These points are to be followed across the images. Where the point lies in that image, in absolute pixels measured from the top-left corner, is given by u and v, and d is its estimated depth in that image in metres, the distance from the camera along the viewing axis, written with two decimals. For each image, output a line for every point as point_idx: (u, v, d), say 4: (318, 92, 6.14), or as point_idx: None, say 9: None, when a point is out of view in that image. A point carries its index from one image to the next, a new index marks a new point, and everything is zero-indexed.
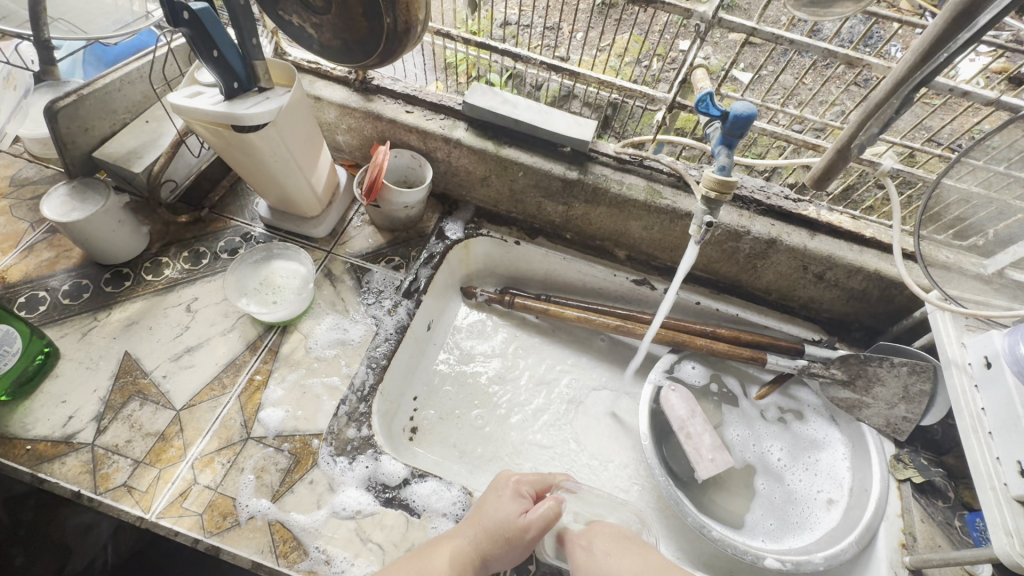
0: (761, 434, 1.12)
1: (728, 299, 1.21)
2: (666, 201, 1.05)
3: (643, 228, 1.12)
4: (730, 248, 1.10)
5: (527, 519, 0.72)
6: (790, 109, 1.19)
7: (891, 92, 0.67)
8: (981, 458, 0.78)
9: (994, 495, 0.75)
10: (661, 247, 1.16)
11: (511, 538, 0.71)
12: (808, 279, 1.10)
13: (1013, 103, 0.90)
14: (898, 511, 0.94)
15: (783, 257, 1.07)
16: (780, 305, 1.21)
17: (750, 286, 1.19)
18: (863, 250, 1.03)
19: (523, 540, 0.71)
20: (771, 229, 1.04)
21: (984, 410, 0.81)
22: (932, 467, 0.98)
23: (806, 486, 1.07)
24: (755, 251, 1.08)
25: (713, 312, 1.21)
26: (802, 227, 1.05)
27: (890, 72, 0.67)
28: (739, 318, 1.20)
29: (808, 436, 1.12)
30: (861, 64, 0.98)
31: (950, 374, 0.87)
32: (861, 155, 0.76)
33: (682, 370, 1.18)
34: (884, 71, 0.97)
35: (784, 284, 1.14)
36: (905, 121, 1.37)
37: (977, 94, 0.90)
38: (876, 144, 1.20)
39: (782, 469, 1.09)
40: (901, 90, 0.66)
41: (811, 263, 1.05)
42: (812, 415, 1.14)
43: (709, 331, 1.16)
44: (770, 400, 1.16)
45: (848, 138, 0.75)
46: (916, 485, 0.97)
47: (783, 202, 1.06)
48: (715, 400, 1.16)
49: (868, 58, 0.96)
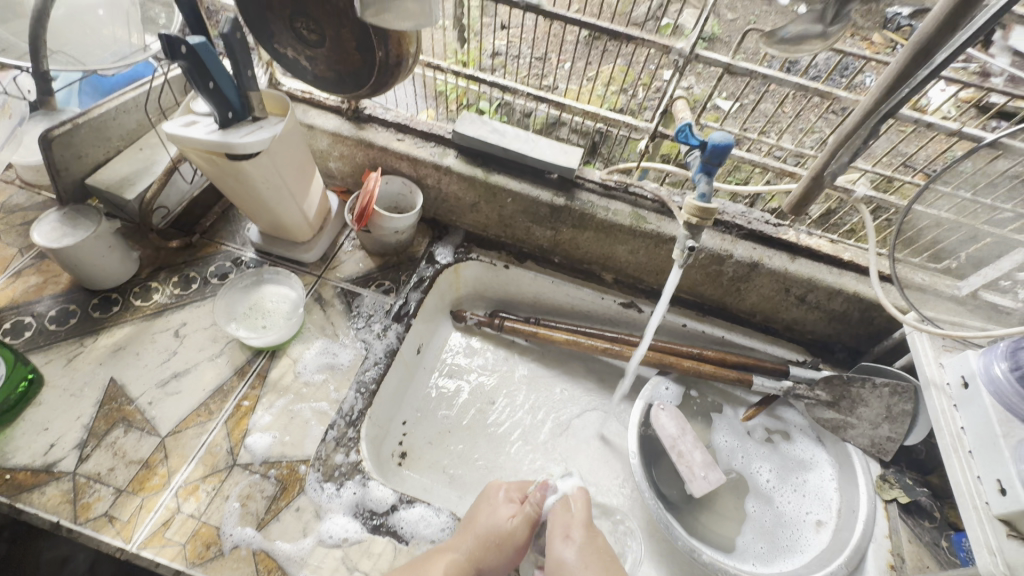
0: (750, 452, 1.14)
1: (714, 321, 1.23)
2: (651, 226, 1.08)
3: (629, 252, 1.15)
4: (714, 271, 1.13)
5: (515, 524, 0.76)
6: (768, 137, 1.23)
7: (858, 124, 0.71)
8: (962, 477, 0.79)
9: (977, 514, 0.76)
10: (647, 271, 1.19)
11: (502, 543, 0.74)
12: (790, 301, 1.12)
13: (975, 134, 0.95)
14: (885, 533, 0.95)
15: (765, 279, 1.09)
16: (764, 326, 1.23)
17: (734, 308, 1.21)
18: (842, 272, 1.06)
19: (513, 545, 0.75)
20: (753, 253, 1.07)
21: (964, 429, 0.83)
22: (917, 487, 1.00)
23: (795, 508, 1.07)
24: (738, 274, 1.11)
25: (699, 334, 1.23)
26: (783, 251, 1.08)
27: (857, 106, 0.72)
28: (725, 340, 1.22)
29: (795, 456, 1.13)
30: (832, 97, 1.02)
31: (929, 394, 0.89)
32: (833, 183, 0.81)
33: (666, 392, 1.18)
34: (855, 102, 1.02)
35: (767, 306, 1.17)
36: (880, 147, 1.43)
37: (940, 125, 0.95)
38: (851, 171, 1.24)
39: (771, 491, 1.09)
40: (867, 123, 0.71)
41: (792, 286, 1.08)
42: (798, 435, 1.15)
43: (695, 352, 1.17)
44: (758, 421, 1.17)
45: (821, 167, 0.80)
46: (902, 505, 0.98)
47: (763, 226, 1.09)
48: (703, 421, 1.17)
49: (839, 90, 1.01)
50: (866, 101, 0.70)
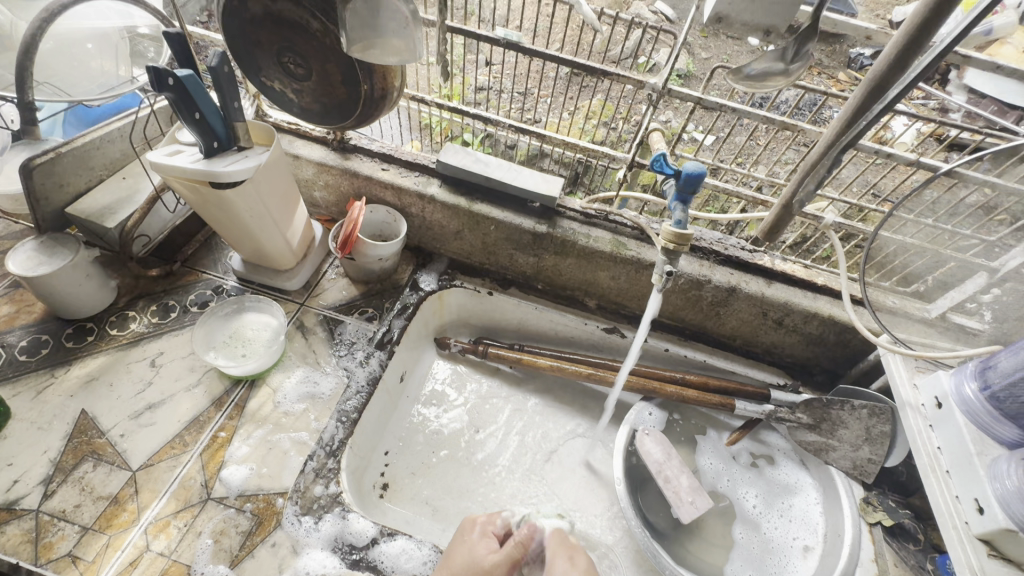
0: (735, 476, 1.14)
1: (696, 346, 1.25)
2: (631, 252, 1.10)
3: (611, 278, 1.17)
4: (694, 296, 1.15)
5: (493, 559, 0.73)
6: (741, 168, 1.28)
7: (822, 154, 0.75)
8: (941, 497, 0.80)
9: (957, 534, 0.76)
10: (629, 297, 1.20)
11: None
12: (769, 325, 1.15)
13: (933, 164, 1.00)
14: (871, 556, 0.94)
15: (744, 304, 1.12)
16: (745, 351, 1.25)
17: (715, 332, 1.23)
18: (817, 296, 1.09)
19: None
20: (730, 278, 1.10)
21: (940, 448, 0.84)
22: (900, 510, 1.00)
23: (781, 533, 1.06)
24: (717, 298, 1.13)
25: (682, 358, 1.24)
26: (759, 276, 1.11)
27: (820, 138, 0.76)
28: (707, 364, 1.23)
29: (780, 480, 1.13)
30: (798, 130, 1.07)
31: (906, 415, 0.91)
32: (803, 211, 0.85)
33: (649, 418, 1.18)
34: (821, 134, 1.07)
35: (747, 331, 1.19)
36: (848, 177, 1.49)
37: (900, 156, 1.00)
38: (822, 200, 1.29)
39: (758, 516, 1.08)
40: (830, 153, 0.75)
41: (770, 310, 1.11)
42: (782, 459, 1.16)
43: (678, 377, 1.18)
44: (742, 445, 1.18)
45: (791, 195, 0.84)
46: (886, 528, 0.98)
47: (739, 252, 1.13)
48: (688, 447, 1.17)
49: (804, 123, 1.06)
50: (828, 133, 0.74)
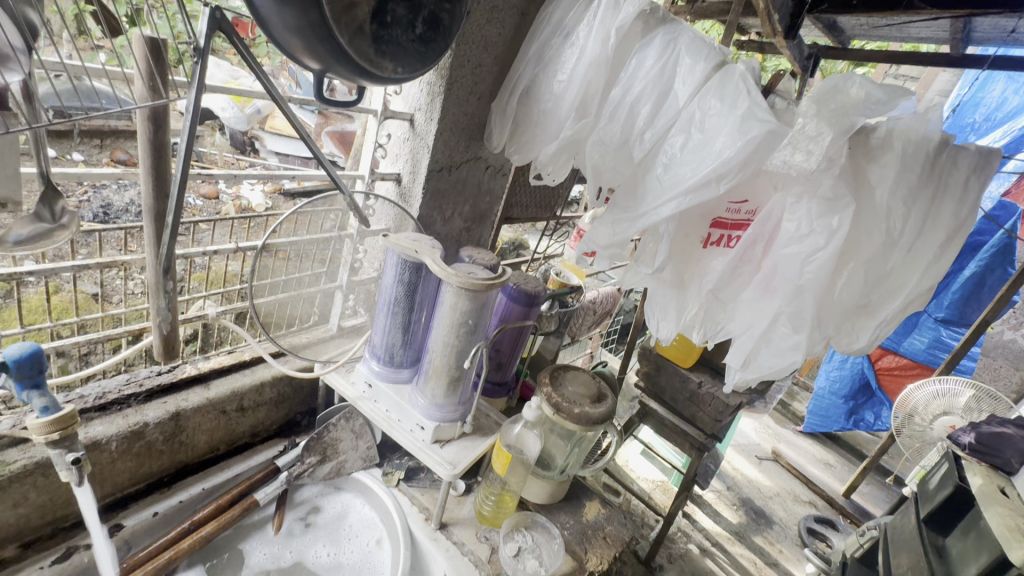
0: (299, 546, 1.18)
1: (188, 482, 1.17)
2: (17, 462, 0.91)
3: (12, 507, 0.93)
4: (142, 448, 1.06)
5: None
6: (98, 313, 1.25)
7: (157, 284, 0.89)
8: (405, 436, 1.18)
9: (423, 449, 1.16)
10: (50, 511, 0.99)
11: None
12: (235, 416, 1.22)
13: (248, 246, 1.28)
14: (409, 501, 1.29)
15: (197, 418, 1.13)
16: (234, 449, 1.28)
17: (195, 458, 1.19)
18: (250, 371, 1.26)
19: None
20: (166, 407, 1.08)
21: (388, 411, 1.23)
22: (402, 462, 1.38)
23: (358, 549, 1.21)
24: (168, 433, 1.09)
25: (178, 508, 1.11)
26: (193, 386, 1.16)
27: (147, 271, 0.90)
28: (209, 490, 1.17)
29: (331, 517, 1.26)
30: (119, 263, 1.16)
31: (361, 405, 1.24)
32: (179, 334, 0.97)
33: None
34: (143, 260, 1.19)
35: (221, 434, 1.22)
36: (208, 269, 1.67)
37: (222, 250, 1.23)
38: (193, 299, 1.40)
39: (335, 555, 1.18)
40: (163, 280, 0.89)
41: (225, 405, 1.18)
42: (323, 501, 1.28)
43: (187, 524, 1.06)
44: (290, 519, 1.22)
45: (160, 327, 0.95)
46: (405, 478, 1.34)
47: (157, 378, 1.12)
48: (240, 558, 1.11)
49: (122, 257, 1.16)
50: (159, 252, 0.88)
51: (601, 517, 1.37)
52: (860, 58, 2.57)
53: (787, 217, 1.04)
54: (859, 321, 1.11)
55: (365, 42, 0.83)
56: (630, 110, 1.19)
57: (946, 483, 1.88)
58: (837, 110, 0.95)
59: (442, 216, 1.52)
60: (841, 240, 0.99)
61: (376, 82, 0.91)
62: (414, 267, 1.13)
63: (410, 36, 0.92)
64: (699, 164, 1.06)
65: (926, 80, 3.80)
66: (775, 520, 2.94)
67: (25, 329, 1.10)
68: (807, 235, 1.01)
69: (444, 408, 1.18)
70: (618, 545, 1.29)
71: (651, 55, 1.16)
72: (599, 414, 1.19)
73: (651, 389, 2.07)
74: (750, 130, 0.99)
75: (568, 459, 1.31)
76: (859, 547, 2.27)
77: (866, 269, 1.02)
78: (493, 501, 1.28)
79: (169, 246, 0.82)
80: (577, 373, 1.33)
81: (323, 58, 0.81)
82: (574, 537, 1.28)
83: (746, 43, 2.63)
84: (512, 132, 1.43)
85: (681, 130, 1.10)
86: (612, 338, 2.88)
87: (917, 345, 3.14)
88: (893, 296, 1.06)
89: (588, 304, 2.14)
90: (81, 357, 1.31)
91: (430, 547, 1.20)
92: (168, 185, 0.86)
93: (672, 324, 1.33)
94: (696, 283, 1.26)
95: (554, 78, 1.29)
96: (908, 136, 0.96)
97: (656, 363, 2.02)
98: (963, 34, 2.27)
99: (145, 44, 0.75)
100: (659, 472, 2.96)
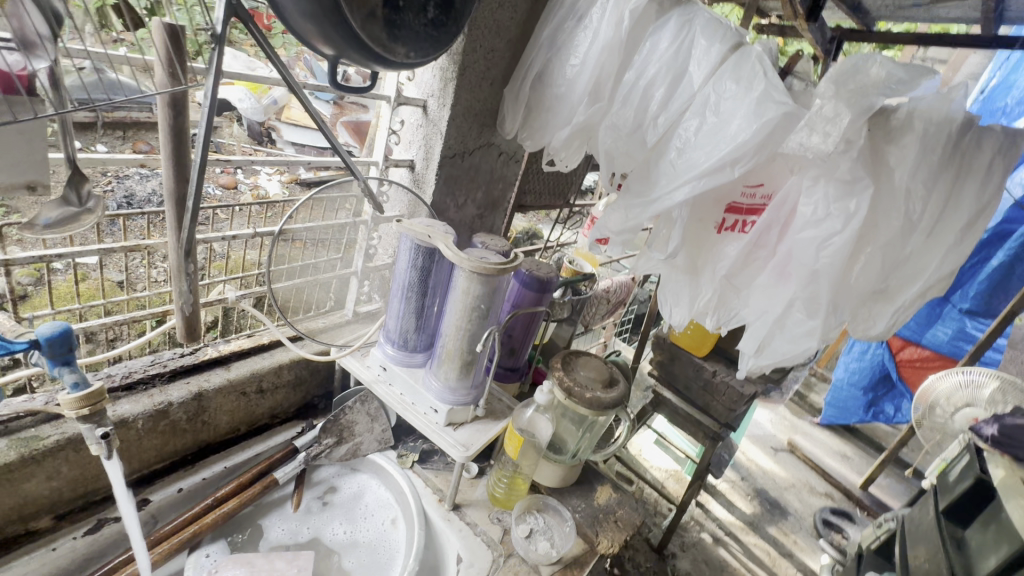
0: (318, 523, 1.21)
1: (210, 461, 1.21)
2: (50, 437, 0.95)
3: (46, 480, 0.97)
4: (167, 426, 1.10)
5: None
6: (123, 296, 1.29)
7: (180, 267, 0.91)
8: (420, 419, 1.20)
9: (437, 431, 1.18)
10: (81, 485, 1.04)
11: None
12: (255, 397, 1.26)
13: (266, 231, 1.30)
14: (422, 483, 1.32)
15: (219, 399, 1.17)
16: (254, 430, 1.32)
17: (217, 437, 1.23)
18: (269, 354, 1.30)
19: None
20: (189, 387, 1.12)
21: (403, 394, 1.25)
22: (416, 445, 1.40)
23: (374, 528, 1.24)
24: (191, 412, 1.13)
25: (201, 485, 1.15)
26: (215, 367, 1.19)
27: (169, 254, 0.93)
28: (231, 468, 1.21)
29: (347, 496, 1.29)
30: (143, 248, 1.19)
31: (377, 388, 1.27)
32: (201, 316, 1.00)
33: (198, 566, 1.03)
34: (166, 245, 1.22)
35: (242, 415, 1.26)
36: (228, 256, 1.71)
37: (241, 235, 1.26)
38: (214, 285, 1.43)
39: (351, 533, 1.21)
40: (185, 262, 0.92)
41: (245, 387, 1.22)
42: (339, 481, 1.32)
43: (210, 501, 1.10)
44: (308, 498, 1.25)
45: (183, 309, 0.98)
46: (419, 460, 1.37)
47: (180, 360, 1.16)
48: (261, 533, 1.15)
49: (146, 241, 1.19)
50: (180, 235, 0.90)
51: (613, 501, 1.38)
52: (886, 40, 2.49)
53: (804, 201, 1.02)
54: (877, 306, 1.10)
55: (377, 26, 0.84)
56: (644, 93, 1.18)
57: (966, 475, 1.85)
58: (856, 90, 0.93)
59: (455, 202, 1.53)
60: (858, 223, 0.97)
61: (389, 67, 0.92)
62: (427, 252, 1.14)
63: (423, 20, 0.92)
64: (713, 147, 1.04)
65: (955, 62, 3.66)
66: (790, 511, 2.92)
67: (56, 312, 1.15)
68: (824, 219, 1.00)
69: (457, 391, 1.20)
70: (630, 529, 1.30)
71: (666, 38, 1.15)
72: (611, 399, 1.20)
73: (664, 378, 2.07)
74: (766, 113, 0.98)
75: (580, 443, 1.32)
76: (876, 538, 2.24)
77: (883, 254, 1.00)
78: (505, 483, 1.30)
79: (190, 229, 0.84)
80: (589, 358, 1.34)
81: (337, 43, 0.82)
82: (585, 520, 1.29)
83: (766, 26, 2.56)
84: (525, 118, 1.43)
85: (696, 114, 1.09)
86: (626, 327, 2.87)
87: (940, 337, 3.07)
88: (912, 281, 1.04)
89: (602, 293, 2.14)
90: (108, 340, 1.36)
91: (443, 527, 1.23)
92: (188, 170, 0.89)
93: (685, 310, 1.33)
94: (710, 269, 1.25)
95: (566, 62, 1.28)
96: (930, 117, 0.94)
97: (671, 352, 2.01)
98: (994, 13, 2.18)
99: (164, 30, 0.77)
100: (672, 461, 2.95)
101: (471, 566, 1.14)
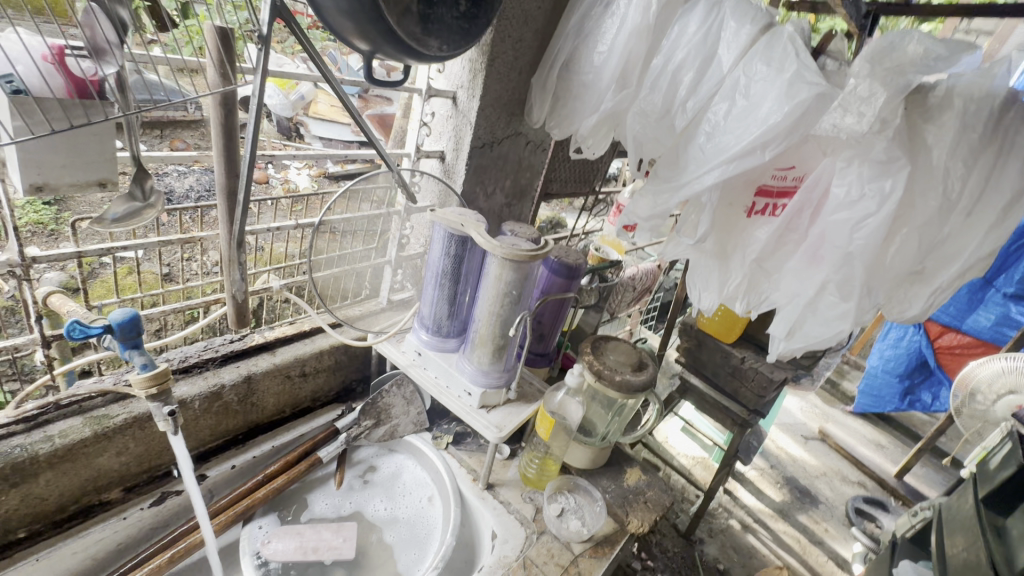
0: (360, 500, 1.28)
1: (260, 440, 1.28)
2: (118, 416, 1.03)
3: (115, 455, 1.05)
4: (221, 407, 1.17)
5: None
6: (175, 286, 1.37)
7: (231, 258, 0.97)
8: (454, 401, 1.25)
9: (472, 413, 1.23)
10: (146, 460, 1.12)
11: None
12: (299, 380, 1.33)
13: (306, 223, 1.35)
14: (457, 463, 1.36)
15: (266, 382, 1.24)
16: (298, 412, 1.39)
17: (265, 418, 1.31)
18: (310, 340, 1.36)
19: None
20: (239, 371, 1.19)
21: (438, 377, 1.29)
22: (450, 427, 1.45)
23: (412, 505, 1.30)
24: (241, 394, 1.20)
25: (252, 462, 1.23)
26: (261, 353, 1.26)
27: (221, 247, 0.99)
28: (278, 447, 1.28)
29: (386, 475, 1.35)
30: (194, 240, 1.26)
31: (412, 372, 1.32)
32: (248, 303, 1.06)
33: (255, 537, 1.13)
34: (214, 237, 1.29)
35: (287, 398, 1.33)
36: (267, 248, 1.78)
37: (282, 227, 1.31)
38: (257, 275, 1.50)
39: (391, 509, 1.28)
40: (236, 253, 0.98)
41: (289, 370, 1.28)
42: (378, 461, 1.38)
43: (261, 477, 1.17)
44: (350, 476, 1.32)
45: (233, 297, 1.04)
46: (453, 441, 1.42)
47: (231, 345, 1.23)
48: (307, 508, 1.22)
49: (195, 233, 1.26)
50: (231, 227, 0.96)
51: (642, 483, 1.41)
52: (925, 14, 2.39)
53: (836, 182, 1.01)
54: (912, 289, 1.09)
55: (411, 21, 0.87)
56: (672, 78, 1.18)
57: (1009, 463, 1.80)
58: (893, 68, 0.92)
59: (484, 191, 1.56)
60: (893, 204, 0.96)
61: (422, 60, 0.95)
62: (460, 241, 1.17)
63: (454, 13, 0.94)
64: (744, 131, 1.04)
65: (1002, 34, 3.47)
66: (821, 499, 2.89)
67: (118, 300, 1.23)
68: (858, 200, 0.99)
69: (490, 375, 1.24)
70: (659, 510, 1.33)
71: (694, 21, 1.14)
72: (640, 382, 1.22)
73: (693, 364, 2.07)
74: (798, 95, 0.97)
75: (609, 426, 1.35)
76: (911, 527, 2.22)
77: (919, 235, 0.99)
78: (537, 465, 1.34)
79: (241, 221, 0.89)
80: (618, 343, 1.36)
81: (372, 39, 0.86)
82: (615, 500, 1.32)
83: (798, 4, 2.48)
84: (552, 106, 1.44)
85: (725, 98, 1.09)
86: (653, 314, 2.87)
87: (982, 323, 2.96)
88: (950, 261, 1.03)
89: (628, 280, 2.15)
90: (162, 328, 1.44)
91: (478, 505, 1.28)
92: (237, 165, 0.94)
93: (714, 295, 1.33)
94: (740, 254, 1.25)
95: (593, 49, 1.28)
96: (970, 93, 0.92)
97: (698, 338, 2.01)
98: None
99: (215, 32, 0.82)
100: (700, 449, 2.95)
101: (506, 542, 1.19)
